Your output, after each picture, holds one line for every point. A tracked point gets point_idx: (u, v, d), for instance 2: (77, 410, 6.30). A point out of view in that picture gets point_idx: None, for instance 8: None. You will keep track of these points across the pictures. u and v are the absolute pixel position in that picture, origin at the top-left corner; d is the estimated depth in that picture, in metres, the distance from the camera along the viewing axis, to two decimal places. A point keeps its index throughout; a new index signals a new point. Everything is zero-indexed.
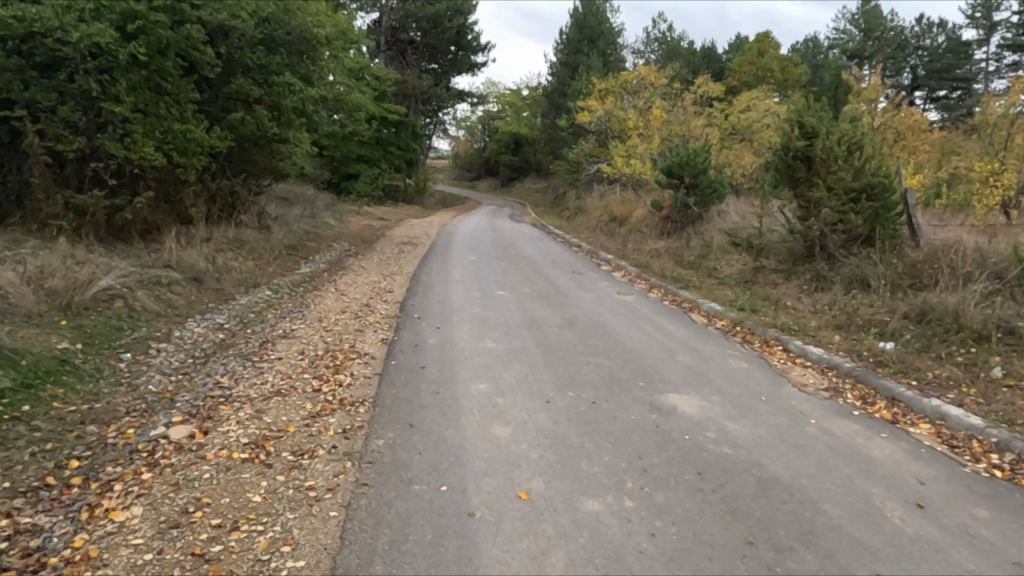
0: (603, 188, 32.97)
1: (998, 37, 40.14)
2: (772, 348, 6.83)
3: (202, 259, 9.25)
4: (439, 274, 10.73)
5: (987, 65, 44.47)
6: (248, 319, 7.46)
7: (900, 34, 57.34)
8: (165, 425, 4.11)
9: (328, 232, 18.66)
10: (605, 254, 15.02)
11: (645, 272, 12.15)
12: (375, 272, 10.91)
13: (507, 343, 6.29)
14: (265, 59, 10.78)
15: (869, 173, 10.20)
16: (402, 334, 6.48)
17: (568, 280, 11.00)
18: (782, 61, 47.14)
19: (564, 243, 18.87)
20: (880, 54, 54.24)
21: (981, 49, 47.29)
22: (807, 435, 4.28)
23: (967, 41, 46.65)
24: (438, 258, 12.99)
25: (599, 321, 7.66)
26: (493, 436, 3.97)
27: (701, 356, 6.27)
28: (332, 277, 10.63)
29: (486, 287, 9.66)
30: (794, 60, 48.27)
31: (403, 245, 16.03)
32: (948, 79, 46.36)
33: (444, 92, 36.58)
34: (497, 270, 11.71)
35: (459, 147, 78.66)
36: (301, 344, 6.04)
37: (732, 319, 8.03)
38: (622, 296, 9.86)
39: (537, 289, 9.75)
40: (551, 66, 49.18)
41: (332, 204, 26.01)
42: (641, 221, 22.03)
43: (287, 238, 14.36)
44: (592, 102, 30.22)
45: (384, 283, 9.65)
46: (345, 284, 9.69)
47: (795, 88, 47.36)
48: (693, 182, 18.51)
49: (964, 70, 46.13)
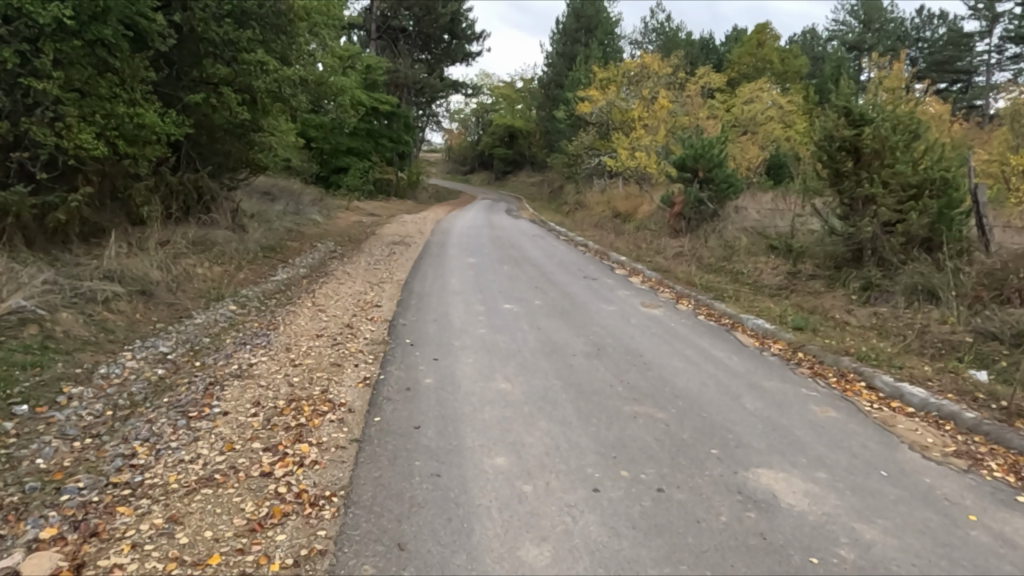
0: (604, 182, 31.58)
1: (1002, 27, 38.88)
2: (854, 383, 5.45)
3: (154, 268, 7.84)
4: (436, 282, 9.32)
5: (989, 56, 43.24)
6: (200, 345, 6.05)
7: (900, 26, 56.15)
8: (26, 547, 2.72)
9: (313, 231, 17.22)
10: (616, 256, 13.65)
11: (667, 278, 10.80)
12: (360, 280, 9.50)
13: (526, 384, 4.90)
14: (234, 34, 9.34)
15: (930, 166, 8.90)
16: (391, 372, 5.07)
17: (583, 290, 9.59)
18: (782, 53, 45.96)
19: (568, 242, 17.51)
20: (879, 45, 53.02)
21: (982, 42, 46.10)
22: (979, 546, 2.93)
23: (969, 32, 45.46)
24: (433, 262, 11.58)
25: (632, 345, 6.28)
26: (526, 568, 2.59)
27: (774, 401, 4.89)
28: (311, 286, 9.22)
29: (491, 299, 8.25)
30: (794, 51, 47.03)
31: (394, 244, 14.59)
32: (949, 72, 45.13)
33: (437, 82, 35.08)
34: (501, 276, 10.32)
35: (452, 141, 77.08)
36: (258, 388, 4.63)
37: (789, 342, 6.67)
38: (648, 309, 8.49)
39: (549, 302, 8.37)
40: (547, 57, 47.73)
41: (320, 199, 24.51)
42: (649, 218, 20.69)
43: (266, 237, 12.96)
44: (593, 92, 28.80)
45: (372, 295, 8.25)
46: (325, 296, 8.27)
47: (795, 80, 46.17)
48: (708, 176, 17.19)
49: (965, 63, 44.90)
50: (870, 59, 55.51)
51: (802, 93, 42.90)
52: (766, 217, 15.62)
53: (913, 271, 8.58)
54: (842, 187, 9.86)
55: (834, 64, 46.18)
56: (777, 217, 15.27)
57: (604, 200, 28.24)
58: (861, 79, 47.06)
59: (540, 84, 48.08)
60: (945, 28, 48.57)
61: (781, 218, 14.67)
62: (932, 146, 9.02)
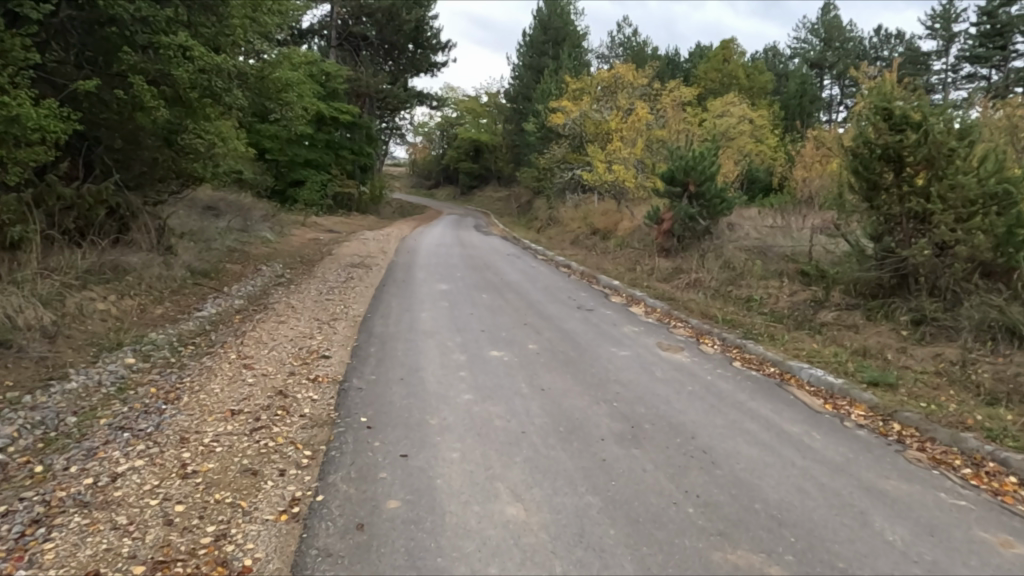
0: (578, 198, 30.10)
1: (963, 47, 38.93)
2: (1002, 480, 3.83)
3: (25, 307, 5.90)
4: (403, 320, 7.54)
5: (949, 75, 43.37)
6: (59, 429, 4.17)
7: (860, 44, 56.42)
8: None
9: (261, 251, 15.20)
10: (607, 280, 12.05)
11: (674, 308, 9.23)
12: (308, 316, 7.67)
13: (547, 509, 3.15)
14: (147, 11, 7.49)
15: (991, 180, 7.50)
16: (336, 487, 3.29)
17: (581, 326, 7.92)
18: (748, 69, 45.55)
19: (547, 262, 15.90)
20: (840, 63, 53.12)
21: (941, 61, 46.39)
22: None
23: (927, 52, 45.67)
24: (398, 291, 9.78)
25: (674, 419, 4.58)
26: None
27: (921, 525, 3.23)
28: (245, 325, 7.36)
29: (472, 344, 6.51)
30: (760, 67, 46.66)
31: (353, 267, 12.73)
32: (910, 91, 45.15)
33: (401, 92, 33.33)
34: (481, 309, 8.60)
35: (417, 155, 75.20)
36: (107, 533, 2.80)
37: (872, 406, 5.06)
38: (667, 351, 6.84)
39: (546, 345, 6.66)
40: (514, 70, 46.41)
41: (272, 215, 22.44)
42: (632, 236, 19.19)
43: (199, 260, 11.02)
44: (565, 103, 27.31)
45: (320, 341, 6.42)
46: (257, 341, 6.40)
47: (761, 96, 45.71)
48: (699, 190, 15.75)
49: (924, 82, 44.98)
50: (833, 77, 55.65)
51: (771, 108, 42.35)
52: (766, 236, 14.20)
53: (980, 303, 7.14)
54: (875, 203, 8.46)
55: (799, 81, 45.92)
56: (779, 236, 13.87)
57: (579, 216, 26.73)
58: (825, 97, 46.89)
59: (507, 97, 46.65)
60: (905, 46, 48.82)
61: (786, 238, 13.27)
62: (993, 155, 7.63)
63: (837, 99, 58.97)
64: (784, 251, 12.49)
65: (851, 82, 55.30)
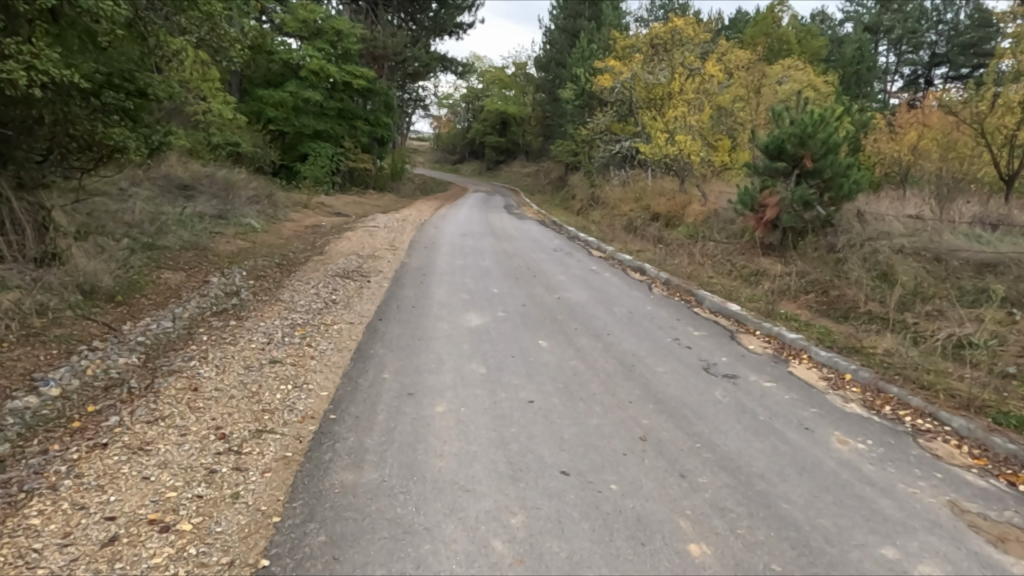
0: (626, 175, 26.00)
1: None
2: None
3: None
4: (397, 437, 3.72)
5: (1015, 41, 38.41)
6: None
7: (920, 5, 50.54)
8: None
9: (231, 249, 11.52)
10: (716, 303, 8.13)
11: (881, 375, 5.29)
12: (212, 417, 3.90)
13: None
14: None
15: None
16: None
17: (749, 438, 4.03)
18: (799, 33, 40.61)
19: (609, 263, 11.97)
20: (897, 26, 47.33)
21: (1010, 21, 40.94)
22: None
23: (997, 12, 40.16)
24: (400, 337, 5.93)
25: None
26: None
27: None
28: (74, 444, 3.60)
29: (553, 552, 2.68)
30: (813, 31, 41.61)
31: (344, 275, 8.93)
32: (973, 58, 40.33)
33: (423, 54, 29.01)
34: (547, 384, 4.76)
35: (442, 128, 70.98)
36: None
37: None
38: (1011, 554, 2.89)
39: (726, 546, 2.80)
40: (545, 33, 41.78)
41: (267, 195, 18.82)
42: (710, 226, 15.25)
43: (106, 272, 7.41)
44: (613, 62, 23.00)
45: (181, 551, 2.59)
46: (18, 550, 2.56)
47: (815, 63, 40.87)
48: (817, 166, 11.73)
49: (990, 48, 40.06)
50: (888, 42, 49.81)
51: (831, 76, 37.46)
52: (923, 231, 10.19)
53: None
54: None
55: (857, 46, 40.81)
56: (947, 232, 9.85)
57: (631, 197, 22.72)
58: (884, 63, 41.61)
59: (537, 65, 42.33)
60: (974, 5, 42.63)
61: (965, 239, 9.25)
62: None
63: (892, 67, 52.85)
64: (978, 257, 8.51)
65: (910, 48, 48.94)
